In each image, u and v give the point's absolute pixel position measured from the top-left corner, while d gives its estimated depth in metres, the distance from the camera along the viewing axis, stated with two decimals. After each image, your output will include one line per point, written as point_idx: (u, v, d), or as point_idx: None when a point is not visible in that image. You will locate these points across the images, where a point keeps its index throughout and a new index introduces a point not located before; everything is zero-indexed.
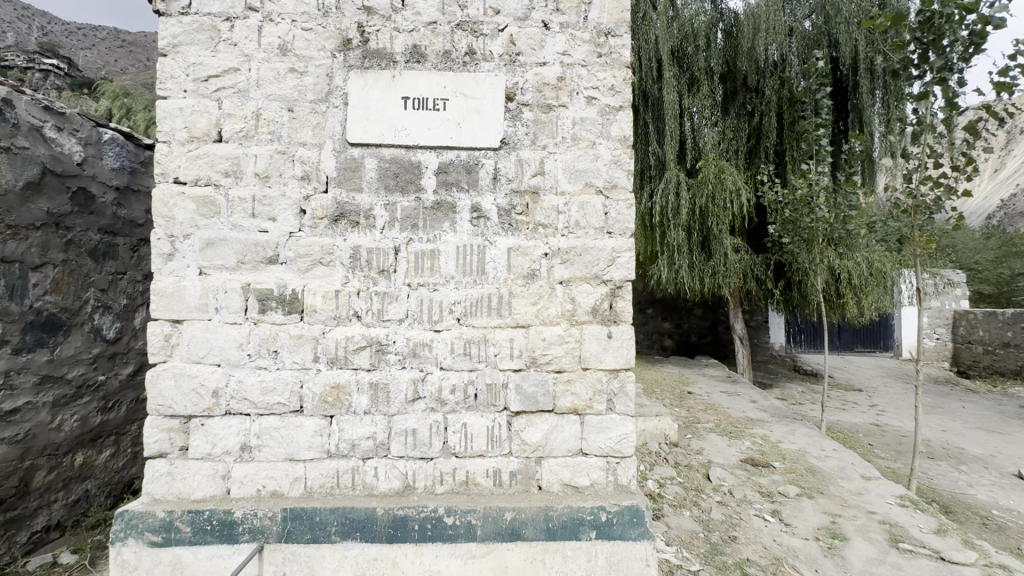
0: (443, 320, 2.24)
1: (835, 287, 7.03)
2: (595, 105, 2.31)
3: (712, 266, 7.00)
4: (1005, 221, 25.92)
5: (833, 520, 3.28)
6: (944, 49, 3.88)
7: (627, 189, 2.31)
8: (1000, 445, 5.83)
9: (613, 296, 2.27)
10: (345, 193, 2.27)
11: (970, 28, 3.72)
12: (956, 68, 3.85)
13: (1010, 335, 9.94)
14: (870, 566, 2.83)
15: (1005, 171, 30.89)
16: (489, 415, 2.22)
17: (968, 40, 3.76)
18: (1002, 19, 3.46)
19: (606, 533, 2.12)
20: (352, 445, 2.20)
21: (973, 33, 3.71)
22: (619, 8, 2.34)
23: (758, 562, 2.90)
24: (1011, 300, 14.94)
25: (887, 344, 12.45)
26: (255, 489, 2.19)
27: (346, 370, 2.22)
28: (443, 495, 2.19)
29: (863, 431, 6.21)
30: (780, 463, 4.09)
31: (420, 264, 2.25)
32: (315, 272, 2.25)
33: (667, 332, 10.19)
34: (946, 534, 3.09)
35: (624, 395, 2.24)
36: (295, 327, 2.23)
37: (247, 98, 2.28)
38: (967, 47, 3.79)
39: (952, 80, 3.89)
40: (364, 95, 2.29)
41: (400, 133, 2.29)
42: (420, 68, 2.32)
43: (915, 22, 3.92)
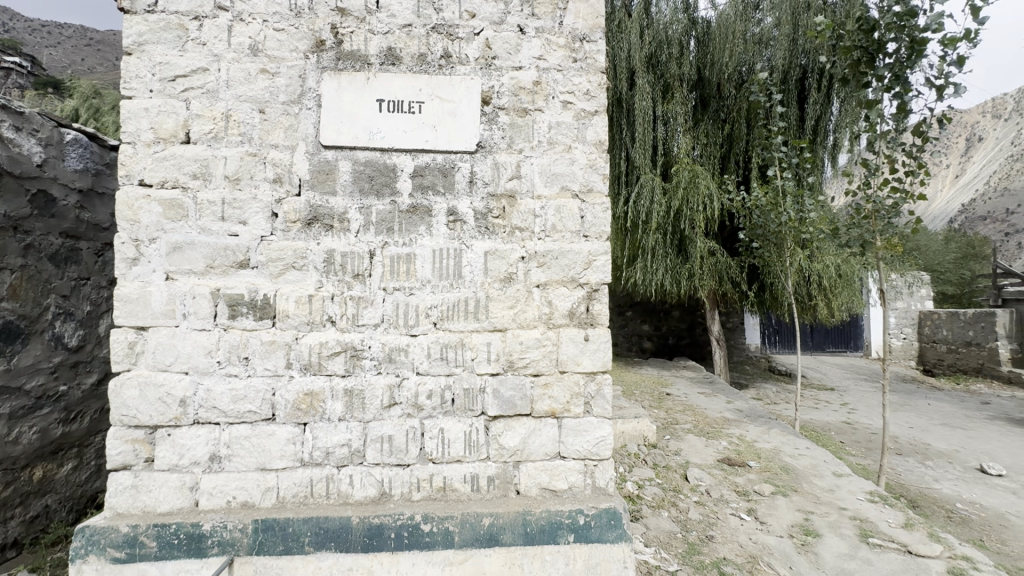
0: (419, 325, 2.21)
1: (806, 289, 7.19)
2: (570, 110, 2.33)
3: (686, 269, 7.12)
4: (965, 225, 27.03)
5: (806, 517, 3.35)
6: (891, 55, 4.05)
7: (603, 193, 2.33)
8: (963, 441, 6.05)
9: (590, 300, 2.27)
10: (319, 196, 2.23)
11: (910, 34, 3.89)
12: (903, 75, 4.01)
13: (971, 335, 10.37)
14: (842, 561, 2.89)
15: (965, 176, 32.26)
16: (466, 420, 2.20)
17: (910, 45, 3.93)
18: (939, 26, 3.62)
19: (583, 535, 2.12)
20: (326, 453, 2.16)
21: (914, 40, 3.88)
22: (594, 14, 2.36)
23: (734, 561, 2.94)
24: (972, 300, 15.59)
25: (857, 344, 12.85)
26: (225, 501, 2.13)
27: (321, 377, 2.18)
28: (420, 502, 2.16)
29: (835, 429, 6.36)
30: (755, 462, 4.16)
31: (396, 268, 2.22)
32: (287, 276, 2.20)
33: (646, 334, 10.29)
34: (913, 529, 3.17)
35: (601, 398, 2.25)
36: (267, 333, 2.18)
37: (216, 99, 2.23)
38: (911, 54, 3.96)
39: (900, 86, 4.06)
40: (337, 97, 2.26)
41: (374, 135, 2.27)
42: (395, 70, 2.30)
43: (860, 31, 4.10)
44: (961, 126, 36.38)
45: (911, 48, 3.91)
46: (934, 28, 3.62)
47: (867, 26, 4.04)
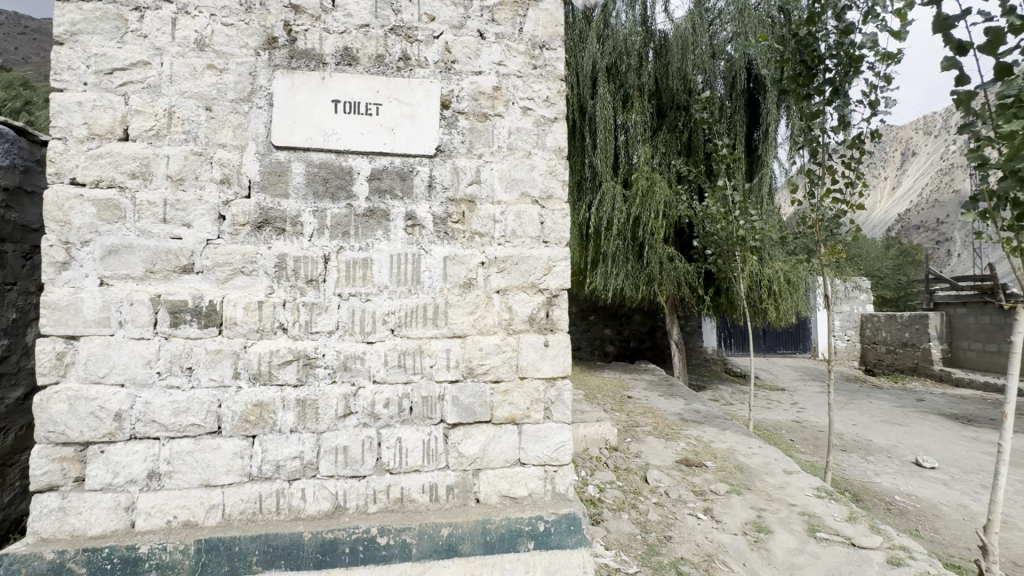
0: (376, 332, 2.16)
1: (759, 293, 7.47)
2: (530, 116, 2.34)
3: (646, 274, 7.28)
4: (901, 234, 29.00)
5: (759, 514, 3.47)
6: (830, 70, 4.30)
7: (562, 200, 2.34)
8: (900, 436, 6.43)
9: (550, 305, 2.28)
10: (270, 199, 2.15)
11: (845, 53, 4.15)
12: (841, 90, 4.26)
13: (908, 336, 11.10)
14: (791, 556, 3.00)
15: (901, 188, 34.62)
16: (424, 428, 2.16)
17: (846, 63, 4.19)
18: (871, 46, 3.88)
19: (543, 542, 2.11)
20: (276, 466, 2.07)
21: (849, 58, 4.14)
22: (553, 23, 2.38)
23: (691, 560, 3.00)
24: (908, 304, 16.73)
25: (806, 345, 13.50)
26: (165, 521, 2.00)
27: (271, 387, 2.09)
28: (377, 514, 2.09)
29: (786, 428, 6.65)
30: (711, 462, 4.27)
31: (351, 273, 2.16)
32: (235, 281, 2.10)
33: (608, 338, 10.44)
34: (855, 521, 3.34)
35: (561, 403, 2.26)
36: (212, 342, 2.07)
37: (158, 95, 2.12)
38: (847, 71, 4.21)
39: (840, 100, 4.31)
40: (290, 97, 2.19)
41: (330, 137, 2.20)
42: (351, 71, 2.24)
43: (802, 48, 4.35)
44: (895, 141, 39.01)
45: (847, 65, 4.17)
46: (867, 47, 3.86)
47: (808, 43, 4.28)
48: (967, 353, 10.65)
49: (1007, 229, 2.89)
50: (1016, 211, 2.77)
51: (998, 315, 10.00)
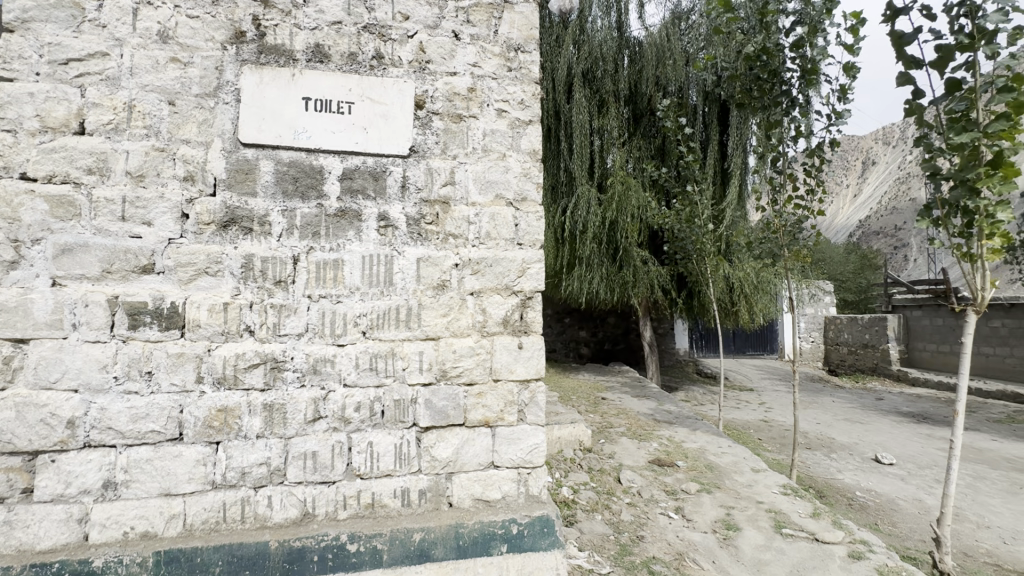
0: (347, 334, 2.11)
1: (729, 296, 7.64)
2: (505, 118, 2.34)
3: (621, 277, 7.38)
4: (862, 239, 30.21)
5: (728, 512, 3.54)
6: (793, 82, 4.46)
7: (536, 202, 2.35)
8: (861, 434, 6.68)
9: (524, 307, 2.28)
10: (236, 197, 2.08)
11: (807, 65, 4.31)
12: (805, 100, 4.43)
13: (868, 337, 11.56)
14: (758, 552, 3.08)
15: (862, 195, 36.08)
16: (396, 432, 2.12)
17: (806, 74, 4.36)
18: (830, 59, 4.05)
19: (516, 545, 2.10)
20: (241, 474, 2.00)
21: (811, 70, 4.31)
22: (528, 25, 2.39)
23: (662, 559, 3.04)
24: (868, 307, 17.42)
25: (773, 347, 13.92)
26: (121, 533, 1.91)
27: (237, 392, 2.02)
28: (347, 520, 2.05)
29: (754, 427, 6.83)
30: (682, 462, 4.35)
31: (322, 274, 2.12)
32: (199, 282, 2.03)
33: (583, 340, 10.52)
34: (819, 517, 3.45)
35: (534, 406, 2.25)
36: (174, 345, 1.99)
37: (117, 87, 2.03)
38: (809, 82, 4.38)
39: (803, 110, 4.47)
40: (259, 93, 2.13)
41: (300, 135, 2.16)
42: (323, 68, 2.20)
43: None
44: (856, 150, 40.66)
45: (805, 76, 4.35)
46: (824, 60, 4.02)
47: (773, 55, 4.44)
48: (923, 354, 11.17)
49: (958, 235, 3.04)
50: (966, 219, 2.92)
51: (951, 318, 10.52)
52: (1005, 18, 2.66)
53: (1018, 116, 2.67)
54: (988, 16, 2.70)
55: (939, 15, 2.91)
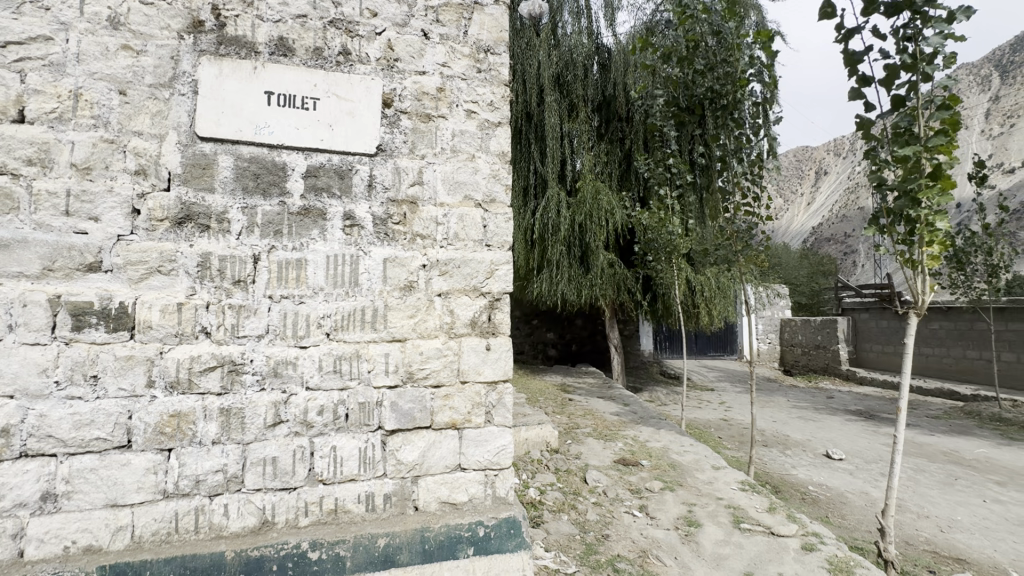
0: (310, 336, 2.06)
1: (691, 298, 7.91)
2: (474, 119, 2.33)
3: (588, 280, 7.47)
4: (816, 245, 31.71)
5: (689, 508, 3.64)
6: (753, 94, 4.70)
7: (505, 204, 2.35)
8: (814, 431, 7.00)
9: (492, 309, 2.27)
10: (192, 193, 2.00)
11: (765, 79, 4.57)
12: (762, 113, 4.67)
13: (820, 338, 12.14)
14: (718, 547, 3.18)
15: (815, 203, 37.86)
16: (361, 436, 2.08)
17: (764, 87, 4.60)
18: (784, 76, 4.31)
19: (483, 547, 2.09)
20: (195, 482, 1.92)
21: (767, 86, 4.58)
22: (498, 27, 2.40)
23: (627, 557, 3.10)
24: (820, 310, 18.31)
25: (732, 348, 14.44)
26: (61, 548, 1.79)
27: (191, 396, 1.93)
28: (308, 528, 1.99)
29: (714, 426, 7.06)
30: (647, 461, 4.44)
31: (283, 274, 2.05)
32: (151, 282, 1.93)
33: (551, 342, 10.61)
34: (775, 511, 3.58)
35: (502, 407, 2.25)
36: (122, 348, 1.89)
37: (62, 74, 1.91)
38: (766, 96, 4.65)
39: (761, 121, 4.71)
40: (217, 85, 2.05)
41: (262, 130, 2.09)
42: (287, 62, 2.14)
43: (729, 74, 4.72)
44: (810, 160, 42.70)
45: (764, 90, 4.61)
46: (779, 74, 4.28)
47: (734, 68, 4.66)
48: (869, 354, 11.81)
49: (900, 243, 3.20)
50: (908, 227, 3.08)
51: (894, 320, 11.17)
52: (943, 41, 2.85)
53: (954, 132, 2.88)
54: (928, 40, 2.88)
55: (887, 36, 3.09)
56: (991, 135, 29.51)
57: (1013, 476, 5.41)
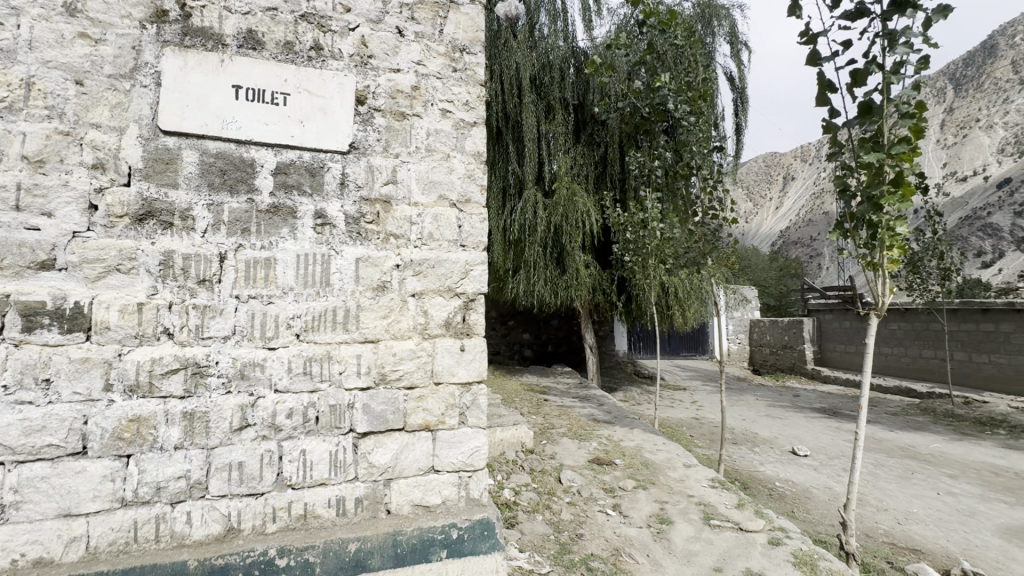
0: (279, 337, 2.01)
1: (665, 300, 8.08)
2: (449, 118, 2.31)
3: (564, 281, 7.52)
4: (783, 248, 32.74)
5: (661, 506, 3.70)
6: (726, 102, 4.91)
7: (480, 204, 2.34)
8: (781, 429, 7.21)
9: (466, 309, 2.26)
10: (154, 188, 1.93)
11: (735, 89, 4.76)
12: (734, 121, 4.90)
13: (787, 339, 12.53)
14: (688, 544, 3.24)
15: (783, 207, 39.07)
16: (331, 439, 2.04)
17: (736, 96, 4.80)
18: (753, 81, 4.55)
19: (456, 550, 2.07)
20: (156, 489, 1.85)
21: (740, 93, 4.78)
22: (474, 27, 2.39)
23: (600, 556, 3.12)
24: (787, 311, 18.92)
25: (704, 348, 14.79)
26: (9, 561, 1.70)
27: (152, 399, 1.86)
28: (276, 534, 1.94)
29: (686, 424, 7.21)
30: (620, 460, 4.50)
31: (251, 273, 2.00)
32: (109, 281, 1.85)
33: (527, 342, 10.64)
34: (743, 507, 3.67)
35: (476, 408, 2.24)
36: (77, 349, 1.80)
37: (12, 61, 1.82)
38: None
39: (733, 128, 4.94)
40: (182, 77, 1.98)
41: (229, 125, 2.03)
42: (256, 56, 2.08)
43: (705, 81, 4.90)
44: (778, 166, 44.07)
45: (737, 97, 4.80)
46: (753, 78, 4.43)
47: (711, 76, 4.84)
48: (833, 354, 12.25)
49: (863, 247, 3.31)
50: (869, 231, 3.20)
51: (856, 320, 11.62)
52: (909, 50, 2.96)
53: (915, 142, 3.01)
54: (895, 48, 3.00)
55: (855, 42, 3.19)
56: (946, 145, 31.02)
57: (964, 469, 5.69)
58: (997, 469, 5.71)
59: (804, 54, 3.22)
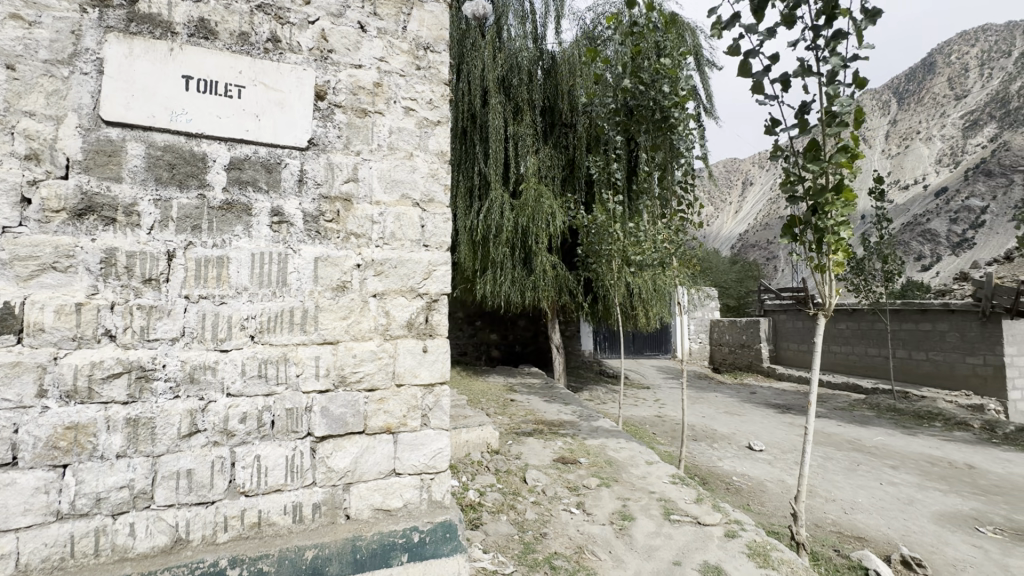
0: (231, 339, 1.93)
1: (630, 300, 8.23)
2: (412, 117, 2.29)
3: (531, 281, 7.54)
4: (742, 251, 33.98)
5: (624, 503, 3.77)
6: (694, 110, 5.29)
7: (443, 204, 2.32)
8: (738, 425, 7.48)
9: (429, 310, 2.24)
10: (94, 181, 1.82)
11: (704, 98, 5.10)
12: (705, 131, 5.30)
13: (744, 338, 13.01)
14: (649, 539, 3.31)
15: (742, 211, 40.52)
16: (288, 444, 1.98)
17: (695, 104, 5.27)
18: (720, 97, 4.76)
19: (417, 553, 2.04)
20: (96, 500, 1.75)
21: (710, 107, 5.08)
22: (438, 26, 2.37)
23: (563, 554, 3.15)
24: (745, 311, 19.64)
25: (667, 347, 15.18)
26: None
27: (91, 406, 1.76)
28: (227, 544, 1.86)
29: (649, 422, 7.38)
30: (584, 458, 4.56)
31: (202, 273, 1.91)
32: (43, 279, 1.74)
33: (493, 342, 10.63)
34: (701, 502, 3.79)
35: (439, 410, 2.22)
36: (7, 353, 1.68)
37: None
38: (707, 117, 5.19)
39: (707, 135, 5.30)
40: (127, 65, 1.87)
41: (178, 117, 1.94)
42: (208, 46, 2.00)
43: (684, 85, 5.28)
44: (737, 172, 45.73)
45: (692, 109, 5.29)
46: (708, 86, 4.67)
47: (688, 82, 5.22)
48: (787, 352, 12.81)
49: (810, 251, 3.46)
50: (816, 236, 3.35)
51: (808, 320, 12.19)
52: (841, 61, 3.08)
53: (854, 149, 3.16)
54: (829, 59, 3.10)
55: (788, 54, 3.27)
56: (890, 154, 32.95)
57: (904, 460, 6.06)
58: (934, 460, 6.10)
59: (737, 71, 3.28)
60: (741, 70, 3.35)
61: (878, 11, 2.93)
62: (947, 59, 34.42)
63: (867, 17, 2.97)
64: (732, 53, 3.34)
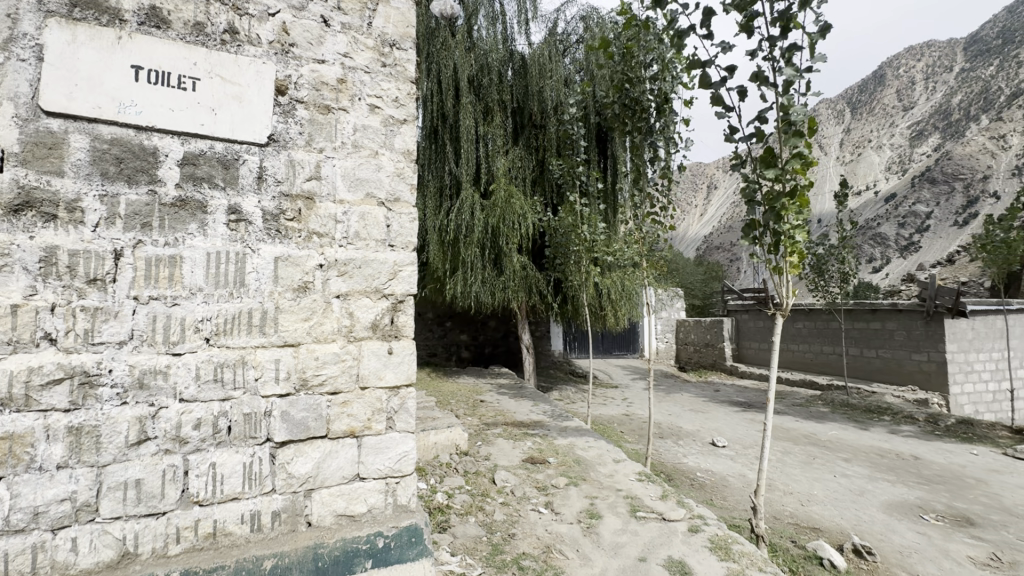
0: (185, 342, 1.85)
1: (599, 301, 8.30)
2: (377, 114, 2.25)
3: (501, 282, 7.53)
4: (706, 253, 34.98)
5: (591, 502, 3.81)
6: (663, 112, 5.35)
7: (409, 204, 2.29)
8: (702, 422, 7.68)
9: (394, 311, 2.20)
10: (33, 175, 1.71)
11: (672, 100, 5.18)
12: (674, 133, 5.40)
13: (708, 337, 13.36)
14: (616, 536, 3.36)
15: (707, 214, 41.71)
16: (245, 450, 1.91)
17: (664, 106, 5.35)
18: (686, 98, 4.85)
19: (382, 559, 2.00)
20: (34, 514, 1.64)
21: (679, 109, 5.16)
22: (405, 23, 2.33)
23: (532, 554, 3.16)
24: (709, 311, 20.21)
25: (634, 347, 15.46)
26: None
27: (29, 414, 1.65)
28: (179, 556, 1.79)
29: (617, 421, 7.49)
30: (553, 458, 4.59)
31: (153, 272, 1.83)
32: None
33: (463, 343, 10.58)
34: (666, 498, 3.87)
35: (404, 413, 2.18)
36: None
37: None
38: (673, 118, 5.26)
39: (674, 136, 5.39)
40: (69, 51, 1.77)
41: (127, 108, 1.84)
42: (161, 35, 1.91)
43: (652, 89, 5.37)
44: (702, 176, 47.06)
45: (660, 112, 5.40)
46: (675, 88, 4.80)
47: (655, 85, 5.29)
48: (749, 351, 13.24)
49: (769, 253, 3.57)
50: (774, 238, 3.47)
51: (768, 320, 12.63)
52: (796, 71, 3.20)
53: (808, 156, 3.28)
54: (784, 70, 3.22)
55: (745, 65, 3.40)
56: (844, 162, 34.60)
57: (855, 453, 6.37)
58: (883, 452, 6.42)
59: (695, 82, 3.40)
60: (701, 80, 3.47)
61: (829, 25, 3.06)
62: (895, 72, 36.42)
63: (820, 31, 3.10)
64: (691, 62, 3.45)
